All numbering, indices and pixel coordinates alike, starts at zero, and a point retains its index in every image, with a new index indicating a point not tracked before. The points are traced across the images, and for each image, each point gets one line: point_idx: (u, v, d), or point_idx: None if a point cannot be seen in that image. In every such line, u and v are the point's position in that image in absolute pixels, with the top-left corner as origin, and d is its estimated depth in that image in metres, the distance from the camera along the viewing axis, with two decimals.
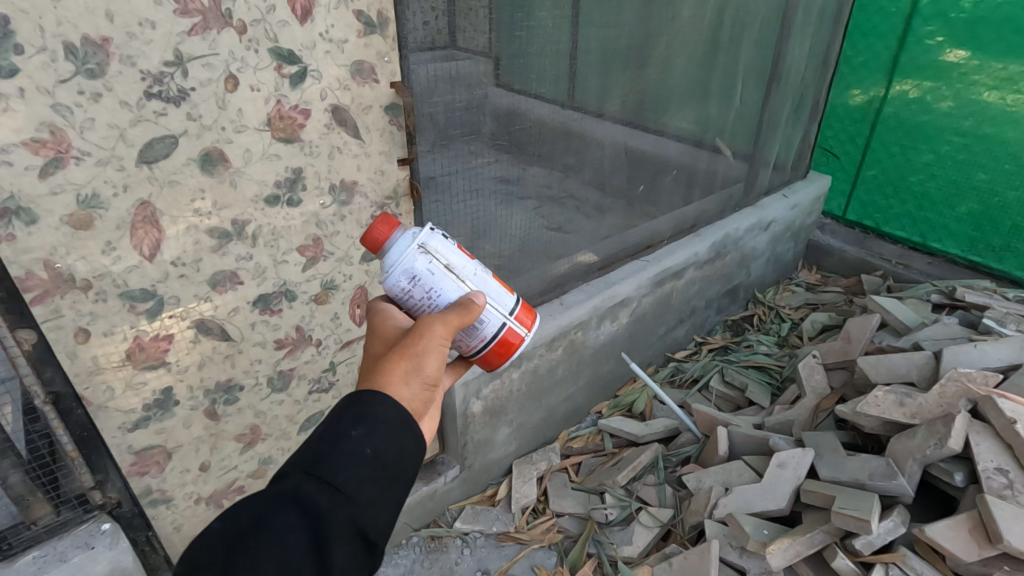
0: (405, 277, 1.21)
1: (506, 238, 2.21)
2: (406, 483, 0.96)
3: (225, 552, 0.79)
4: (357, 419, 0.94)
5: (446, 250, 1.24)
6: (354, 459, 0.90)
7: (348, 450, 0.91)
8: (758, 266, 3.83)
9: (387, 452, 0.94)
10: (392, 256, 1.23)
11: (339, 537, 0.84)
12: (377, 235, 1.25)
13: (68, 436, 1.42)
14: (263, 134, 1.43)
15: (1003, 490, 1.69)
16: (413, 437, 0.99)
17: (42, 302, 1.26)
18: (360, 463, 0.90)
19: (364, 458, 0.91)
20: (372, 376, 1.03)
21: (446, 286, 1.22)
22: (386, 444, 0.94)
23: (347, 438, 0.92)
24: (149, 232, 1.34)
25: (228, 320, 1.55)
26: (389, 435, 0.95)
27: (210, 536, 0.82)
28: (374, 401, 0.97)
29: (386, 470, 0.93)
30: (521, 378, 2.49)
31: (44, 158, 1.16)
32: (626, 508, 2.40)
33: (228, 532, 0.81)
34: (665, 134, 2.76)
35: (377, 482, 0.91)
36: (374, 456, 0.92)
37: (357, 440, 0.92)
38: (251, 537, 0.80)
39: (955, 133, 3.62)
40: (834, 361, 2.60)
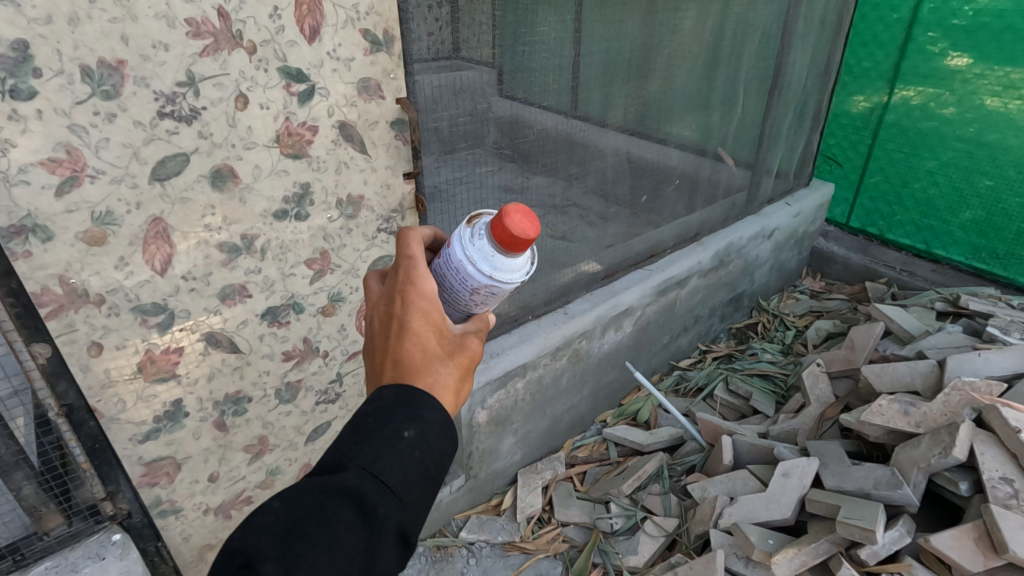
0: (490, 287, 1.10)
1: None
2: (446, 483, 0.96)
3: (279, 540, 0.78)
4: (409, 419, 0.90)
5: None
6: (406, 461, 0.88)
7: (400, 450, 0.88)
8: (762, 274, 3.84)
9: (435, 455, 0.92)
10: (498, 261, 1.08)
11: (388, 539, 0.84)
12: (513, 231, 1.05)
13: (80, 447, 1.44)
14: (272, 150, 1.46)
15: (1008, 499, 1.69)
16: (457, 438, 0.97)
17: (56, 317, 1.28)
18: (411, 465, 0.88)
19: (415, 460, 0.89)
20: (425, 377, 0.96)
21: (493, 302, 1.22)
22: (434, 446, 0.92)
23: (400, 438, 0.88)
24: (161, 247, 1.37)
25: (237, 332, 1.58)
26: (438, 437, 0.93)
27: (262, 520, 0.80)
28: (428, 403, 0.93)
29: (432, 471, 0.92)
30: (526, 388, 2.50)
31: (60, 177, 1.19)
32: (631, 517, 2.41)
33: (280, 521, 0.80)
34: (667, 144, 2.78)
35: (424, 483, 0.90)
36: (424, 458, 0.90)
37: (409, 442, 0.89)
38: (303, 531, 0.79)
39: (957, 140, 3.63)
40: (838, 369, 2.60)
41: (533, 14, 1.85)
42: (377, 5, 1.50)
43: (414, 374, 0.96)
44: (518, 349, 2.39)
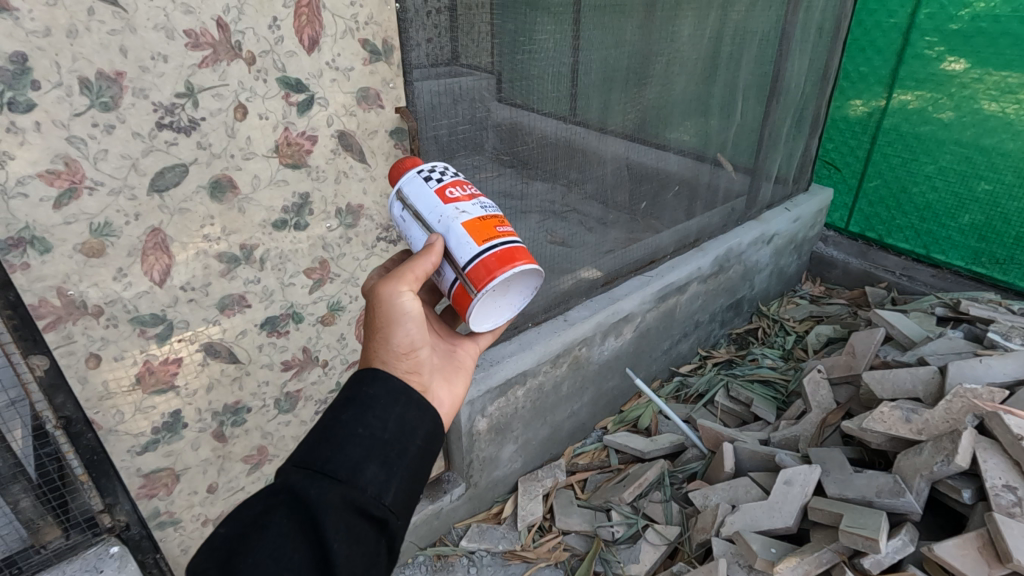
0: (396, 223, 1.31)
1: None
2: (412, 456, 0.95)
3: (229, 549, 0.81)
4: (347, 402, 0.95)
5: (418, 197, 1.23)
6: (347, 440, 0.91)
7: (340, 433, 0.91)
8: (761, 279, 3.84)
9: (382, 428, 0.94)
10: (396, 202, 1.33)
11: (337, 517, 0.84)
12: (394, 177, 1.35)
13: (78, 459, 1.43)
14: (271, 161, 1.45)
15: (1011, 508, 1.68)
16: (414, 410, 0.99)
17: (54, 329, 1.28)
18: (354, 442, 0.91)
19: (355, 438, 0.91)
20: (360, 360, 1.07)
21: (413, 229, 1.23)
22: (380, 421, 0.95)
23: (337, 422, 0.93)
24: (160, 258, 1.37)
25: (236, 342, 1.57)
26: (384, 409, 0.96)
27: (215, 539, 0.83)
28: (363, 381, 0.99)
29: (385, 445, 0.93)
30: (526, 395, 2.49)
31: (58, 189, 1.19)
32: (632, 525, 2.40)
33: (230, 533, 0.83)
34: (666, 149, 2.78)
35: (376, 457, 0.91)
36: (368, 433, 0.93)
37: (347, 422, 0.92)
38: (247, 536, 0.82)
39: (956, 144, 3.64)
40: (839, 375, 2.59)
41: (532, 21, 1.86)
42: (376, 15, 1.50)
43: None
44: (518, 356, 2.38)
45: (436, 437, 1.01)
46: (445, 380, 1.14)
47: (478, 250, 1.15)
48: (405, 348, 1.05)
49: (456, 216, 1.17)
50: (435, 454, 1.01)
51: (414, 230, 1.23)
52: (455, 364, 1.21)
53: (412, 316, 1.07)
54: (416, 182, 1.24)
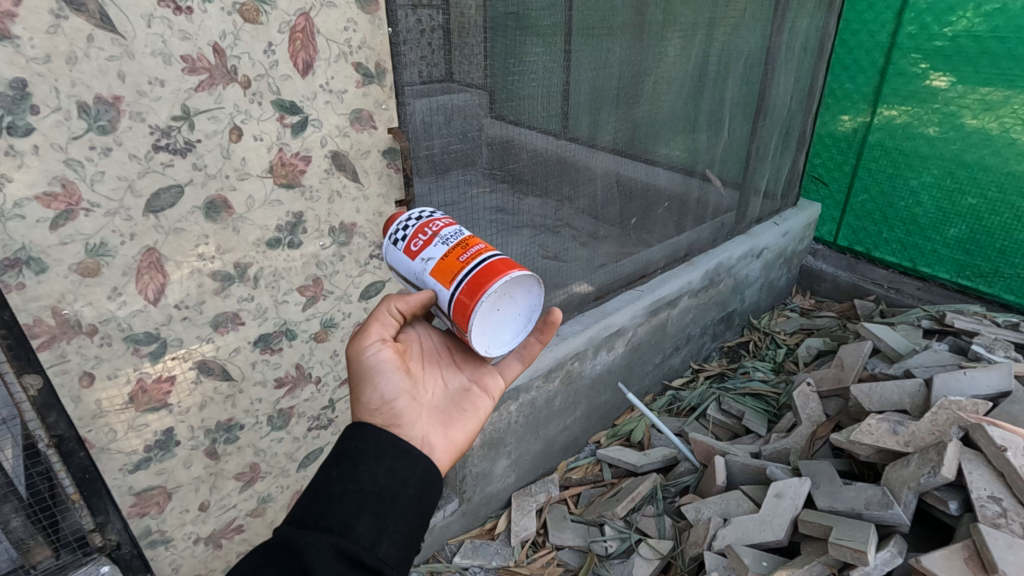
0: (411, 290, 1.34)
1: None
2: (405, 507, 0.94)
3: None
4: (338, 458, 0.97)
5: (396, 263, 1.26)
6: (338, 495, 0.92)
7: (331, 488, 0.93)
8: (751, 293, 3.89)
9: (373, 480, 0.95)
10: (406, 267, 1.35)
11: (328, 567, 0.83)
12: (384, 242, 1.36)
13: (69, 478, 1.43)
14: (266, 181, 1.48)
15: (997, 519, 1.71)
16: (406, 459, 0.99)
17: (48, 348, 1.29)
18: (344, 496, 0.92)
19: (346, 491, 0.92)
20: None
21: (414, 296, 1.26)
22: (371, 473, 0.95)
23: (328, 478, 0.94)
24: (154, 277, 1.38)
25: (229, 360, 1.58)
26: (374, 461, 0.97)
27: None
28: (352, 436, 1.00)
29: (375, 496, 0.93)
30: (519, 410, 2.51)
31: (55, 211, 1.21)
32: (626, 540, 2.39)
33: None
34: (655, 164, 2.83)
35: (368, 510, 0.92)
36: (358, 485, 0.93)
37: (338, 477, 0.94)
38: None
39: (939, 159, 3.72)
40: (828, 388, 2.62)
41: (523, 43, 1.90)
42: (370, 39, 1.54)
43: None
44: None
45: (430, 485, 1.00)
46: (441, 423, 1.14)
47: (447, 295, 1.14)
48: (376, 403, 1.08)
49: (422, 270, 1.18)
50: (430, 504, 0.99)
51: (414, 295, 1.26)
52: (461, 406, 1.21)
53: (377, 369, 1.11)
54: (389, 256, 1.28)
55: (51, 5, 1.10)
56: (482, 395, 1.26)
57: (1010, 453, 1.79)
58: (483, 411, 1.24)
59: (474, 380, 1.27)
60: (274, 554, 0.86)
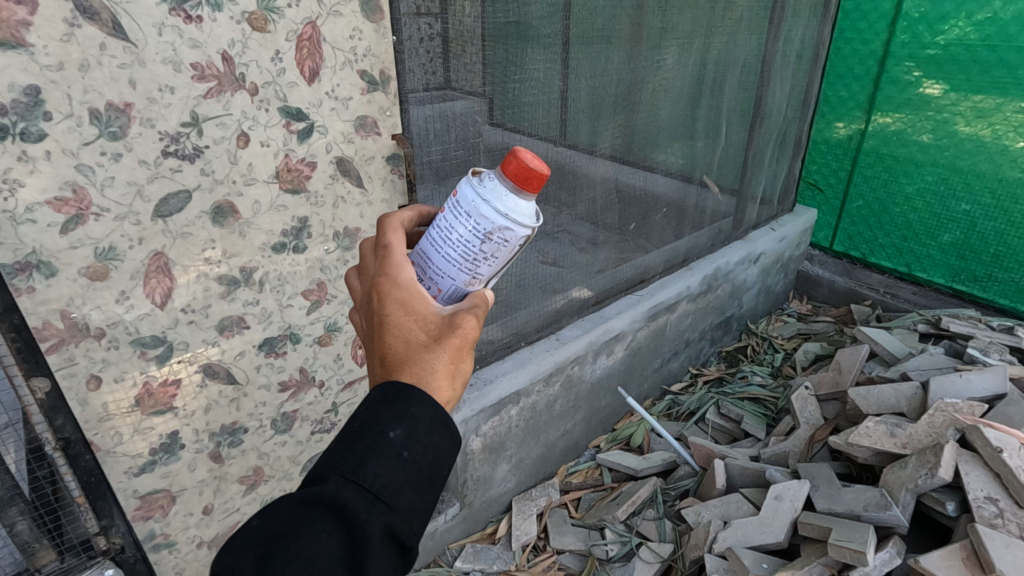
0: (503, 233, 1.09)
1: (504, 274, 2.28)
2: (443, 483, 0.95)
3: (262, 552, 0.81)
4: (394, 419, 0.91)
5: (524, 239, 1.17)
6: (392, 462, 0.88)
7: (386, 451, 0.89)
8: (749, 298, 3.93)
9: (425, 453, 0.92)
10: (518, 205, 1.09)
11: (377, 542, 0.84)
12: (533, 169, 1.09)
13: (75, 481, 1.44)
14: (272, 186, 1.50)
15: (994, 519, 1.73)
16: (453, 436, 0.97)
17: (57, 351, 1.30)
18: (398, 464, 0.89)
19: (400, 460, 0.89)
20: (420, 373, 0.96)
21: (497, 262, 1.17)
22: (424, 445, 0.92)
23: (385, 439, 0.90)
24: (161, 281, 1.40)
25: (235, 363, 1.60)
26: (428, 433, 0.93)
27: (249, 532, 0.84)
28: (408, 399, 0.93)
29: (425, 471, 0.91)
30: (519, 414, 2.52)
31: (65, 215, 1.23)
32: (626, 544, 2.40)
33: (272, 532, 0.83)
34: (654, 170, 2.86)
35: (416, 483, 0.90)
36: (413, 457, 0.90)
37: (393, 442, 0.90)
38: (285, 541, 0.82)
39: (933, 166, 3.77)
40: (826, 392, 2.64)
41: (523, 52, 1.94)
42: (374, 47, 1.57)
43: (403, 368, 0.96)
44: (511, 375, 2.41)
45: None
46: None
47: None
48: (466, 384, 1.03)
49: None
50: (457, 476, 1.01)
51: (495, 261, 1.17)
52: None
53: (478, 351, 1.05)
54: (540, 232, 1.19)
55: (64, 14, 1.12)
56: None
57: (1007, 454, 1.81)
58: None
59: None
60: (321, 507, 0.84)
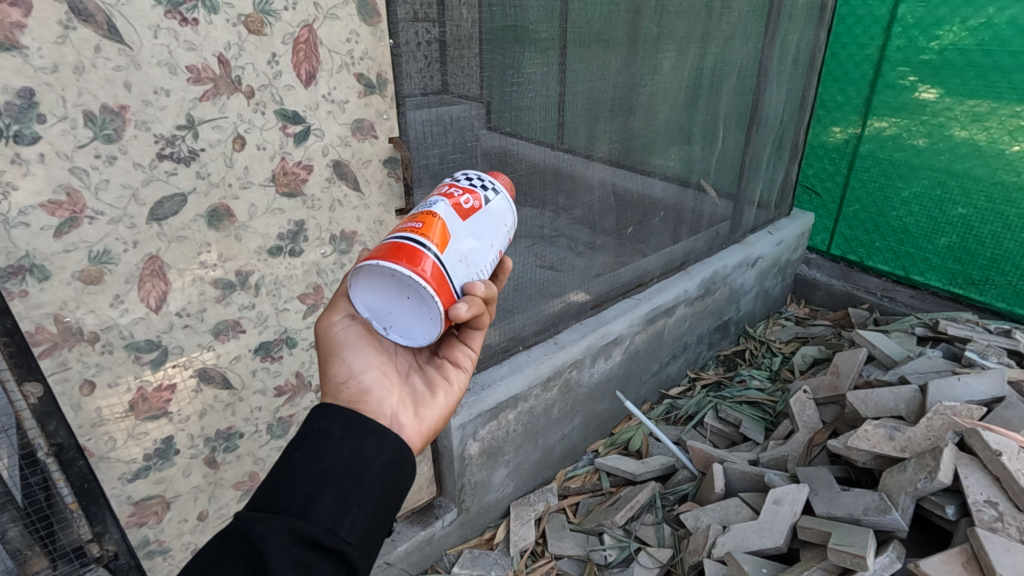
0: None
1: None
2: (369, 487, 0.90)
3: None
4: (301, 437, 0.92)
5: None
6: (300, 474, 0.87)
7: (293, 469, 0.87)
8: (746, 302, 3.94)
9: (338, 458, 0.90)
10: None
11: (291, 551, 0.79)
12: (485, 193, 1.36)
13: (68, 487, 1.42)
14: (268, 189, 1.50)
15: (993, 522, 1.72)
16: (371, 439, 0.95)
17: (50, 356, 1.29)
18: (306, 476, 0.87)
19: (309, 470, 0.87)
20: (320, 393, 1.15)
21: None
22: (335, 452, 0.91)
23: (290, 459, 0.89)
24: (156, 284, 1.39)
25: (230, 367, 1.59)
26: (337, 440, 0.92)
27: None
28: (316, 415, 0.97)
29: (340, 475, 0.88)
30: (517, 419, 2.51)
31: (59, 219, 1.22)
32: (625, 549, 2.39)
33: None
34: (652, 174, 2.87)
35: (332, 490, 0.87)
36: (322, 465, 0.88)
37: (300, 457, 0.89)
38: None
39: (929, 169, 3.78)
40: (824, 395, 2.63)
41: (521, 55, 1.94)
42: (372, 50, 1.56)
43: None
44: (509, 379, 2.40)
45: (399, 464, 0.96)
46: (410, 404, 1.10)
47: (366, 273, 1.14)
48: (343, 376, 1.08)
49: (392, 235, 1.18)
50: (398, 483, 0.95)
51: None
52: (433, 384, 1.17)
53: (344, 344, 1.11)
54: None
55: (59, 16, 1.11)
56: (454, 368, 1.22)
57: (1005, 457, 1.80)
58: (458, 384, 1.20)
59: (444, 355, 1.23)
60: (229, 542, 0.81)
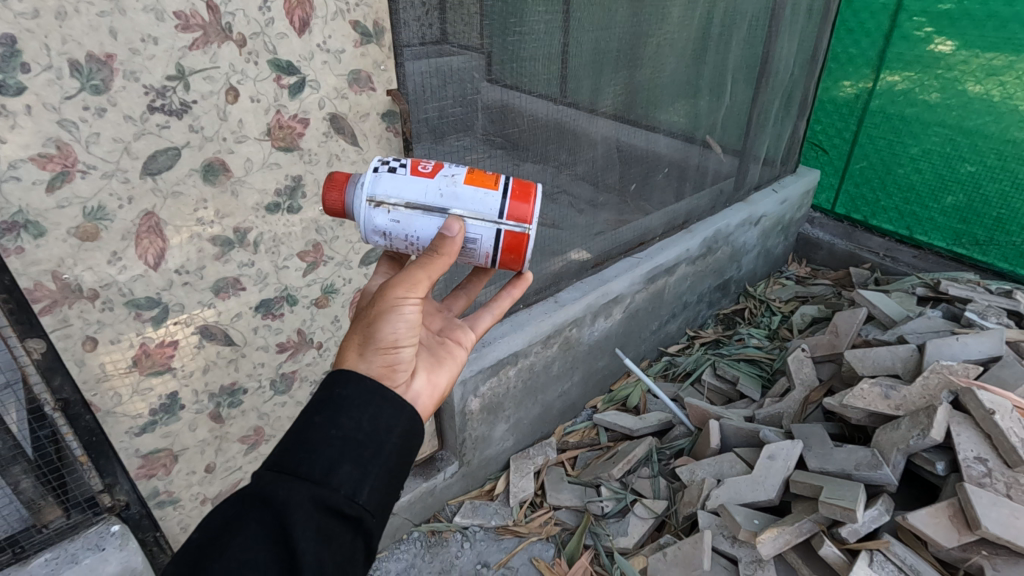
0: (379, 233, 1.23)
1: None
2: (387, 457, 0.92)
3: (194, 554, 0.80)
4: (321, 405, 0.93)
5: (397, 188, 1.21)
6: (321, 441, 0.88)
7: (314, 435, 0.89)
8: (747, 261, 3.93)
9: (356, 428, 0.92)
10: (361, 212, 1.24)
11: (312, 519, 0.82)
12: (332, 200, 1.24)
13: (77, 441, 1.45)
14: (264, 144, 1.46)
15: (982, 478, 1.75)
16: (387, 410, 0.96)
17: (50, 312, 1.29)
18: (327, 444, 0.88)
19: (328, 439, 0.89)
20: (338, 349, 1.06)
21: (417, 219, 1.21)
22: (354, 421, 0.92)
23: (310, 426, 0.90)
24: (153, 241, 1.37)
25: (232, 325, 1.59)
26: (358, 409, 0.93)
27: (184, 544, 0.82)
28: (336, 382, 0.96)
29: (359, 444, 0.90)
30: (518, 375, 2.55)
31: (51, 173, 1.19)
32: (621, 500, 2.46)
33: (202, 536, 0.81)
34: (656, 131, 2.80)
35: (351, 459, 0.89)
36: (342, 434, 0.90)
37: (320, 424, 0.90)
38: (216, 537, 0.80)
39: (940, 126, 3.69)
40: (822, 354, 2.65)
41: (524, 3, 1.85)
42: None
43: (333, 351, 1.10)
44: (510, 337, 2.42)
45: (411, 435, 0.99)
46: (428, 371, 1.15)
47: (496, 200, 1.23)
48: (390, 344, 1.04)
49: (451, 179, 1.23)
50: (410, 452, 0.99)
51: (417, 221, 1.21)
52: (440, 356, 1.24)
53: (401, 313, 1.06)
54: (382, 178, 1.22)
55: None
56: (455, 346, 1.31)
57: (999, 416, 1.83)
58: (458, 359, 1.29)
59: (445, 334, 1.33)
60: (251, 502, 0.83)
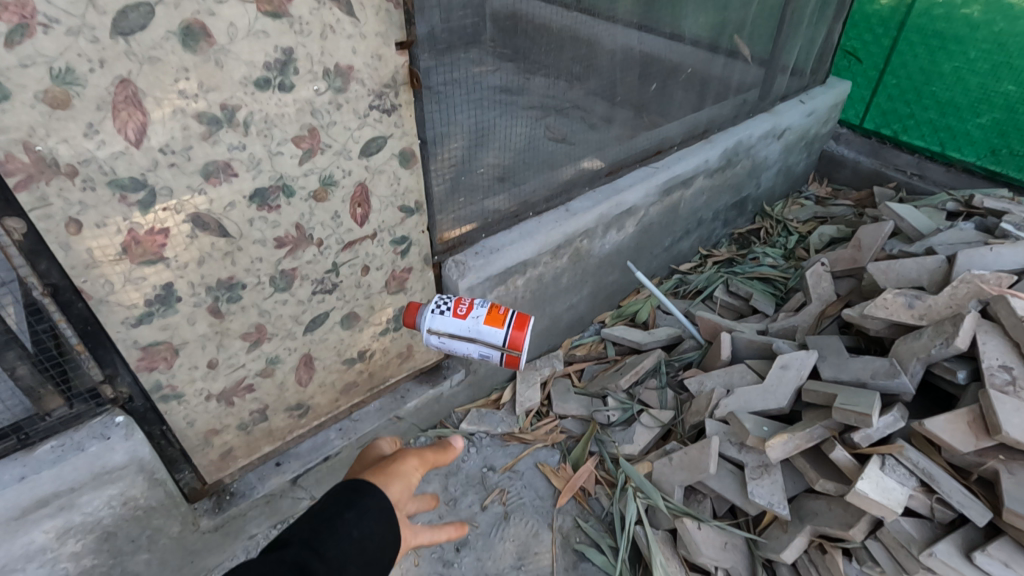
0: None
1: (505, 146, 2.16)
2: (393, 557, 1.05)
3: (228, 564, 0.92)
4: (348, 504, 1.06)
5: None
6: (340, 533, 1.02)
7: (334, 526, 1.02)
8: (767, 178, 3.75)
9: (371, 537, 1.04)
10: None
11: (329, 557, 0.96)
12: None
13: (71, 329, 1.40)
14: (247, 7, 1.30)
15: (1005, 386, 1.69)
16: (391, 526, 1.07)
17: (27, 188, 1.20)
18: (345, 539, 1.01)
19: (348, 539, 1.02)
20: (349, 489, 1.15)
21: None
22: (372, 532, 1.04)
23: (336, 520, 1.03)
24: (132, 114, 1.25)
25: (225, 215, 1.49)
26: (373, 521, 1.05)
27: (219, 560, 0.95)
28: (358, 492, 1.08)
29: (372, 544, 1.03)
30: (526, 285, 2.48)
31: (7, 24, 1.06)
32: (627, 411, 2.45)
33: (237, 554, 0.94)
34: (681, 30, 2.57)
35: (360, 554, 1.01)
36: (358, 536, 1.02)
37: (346, 523, 1.03)
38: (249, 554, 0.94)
39: (989, 30, 3.39)
40: (842, 269, 2.55)
41: None
42: None
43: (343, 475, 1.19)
44: (518, 246, 2.32)
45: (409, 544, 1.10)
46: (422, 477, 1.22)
47: None
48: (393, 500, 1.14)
49: None
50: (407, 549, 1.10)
51: None
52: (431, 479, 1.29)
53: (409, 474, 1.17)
54: None
55: None
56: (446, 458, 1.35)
57: None
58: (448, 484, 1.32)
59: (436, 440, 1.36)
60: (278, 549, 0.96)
